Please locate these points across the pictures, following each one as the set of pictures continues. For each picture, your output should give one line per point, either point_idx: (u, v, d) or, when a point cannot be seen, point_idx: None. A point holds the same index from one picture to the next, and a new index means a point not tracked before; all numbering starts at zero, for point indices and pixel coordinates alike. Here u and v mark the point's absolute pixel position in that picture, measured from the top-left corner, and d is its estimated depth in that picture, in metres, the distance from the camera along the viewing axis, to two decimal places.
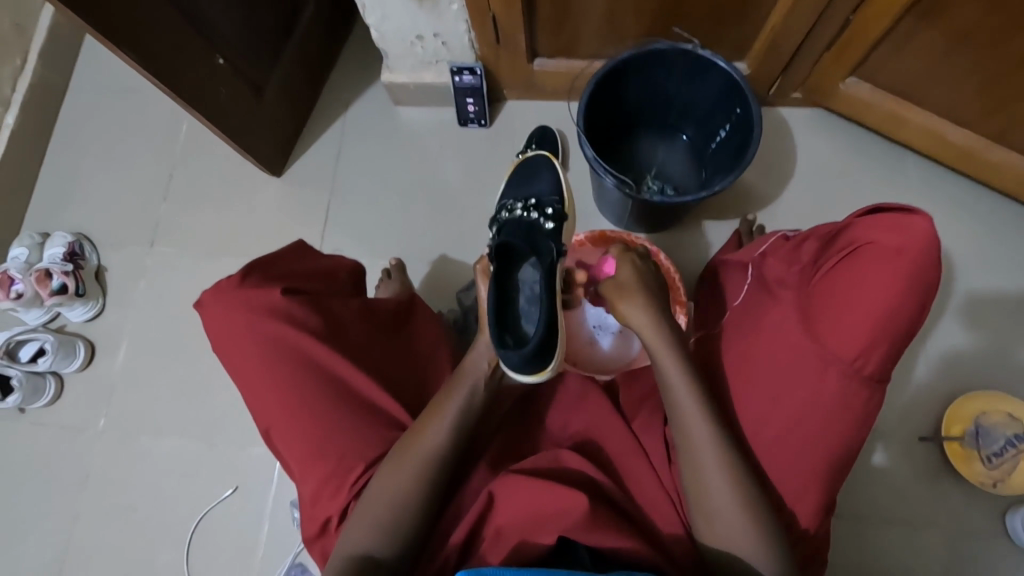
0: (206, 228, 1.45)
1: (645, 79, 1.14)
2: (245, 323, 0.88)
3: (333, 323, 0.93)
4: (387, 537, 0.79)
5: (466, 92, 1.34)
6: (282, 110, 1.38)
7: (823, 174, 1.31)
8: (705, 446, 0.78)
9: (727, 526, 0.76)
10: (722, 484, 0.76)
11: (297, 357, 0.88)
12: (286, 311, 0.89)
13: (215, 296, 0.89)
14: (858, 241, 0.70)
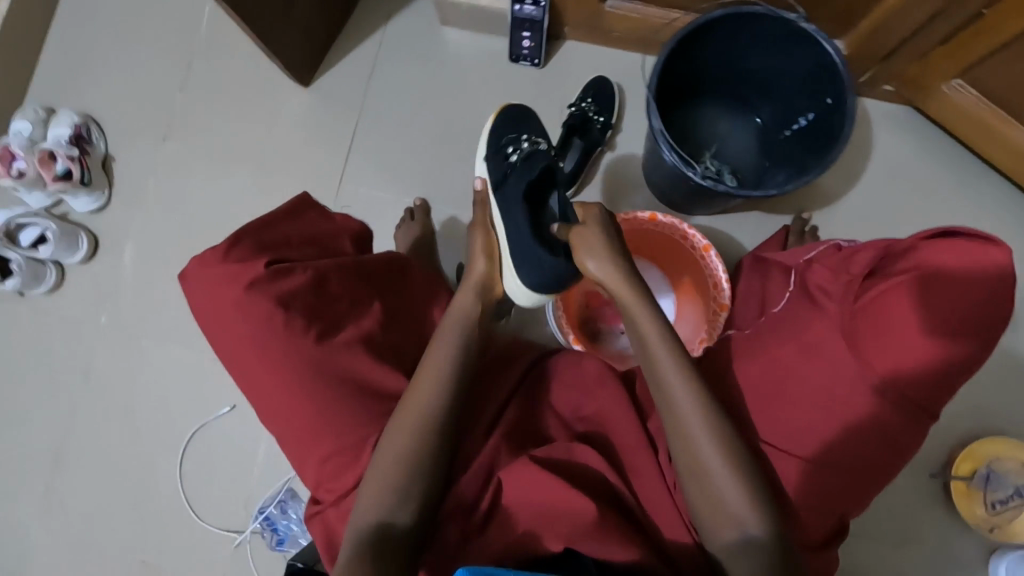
0: (223, 131, 1.35)
1: (730, 45, 1.00)
2: (226, 299, 0.83)
3: (321, 294, 0.86)
4: (399, 506, 0.76)
5: (524, 25, 1.20)
6: (316, 11, 1.24)
7: (895, 180, 1.20)
8: (692, 408, 0.76)
9: (719, 498, 0.73)
10: (707, 448, 0.74)
11: (281, 329, 0.83)
12: (267, 283, 0.83)
13: (199, 270, 0.86)
14: (931, 265, 0.70)
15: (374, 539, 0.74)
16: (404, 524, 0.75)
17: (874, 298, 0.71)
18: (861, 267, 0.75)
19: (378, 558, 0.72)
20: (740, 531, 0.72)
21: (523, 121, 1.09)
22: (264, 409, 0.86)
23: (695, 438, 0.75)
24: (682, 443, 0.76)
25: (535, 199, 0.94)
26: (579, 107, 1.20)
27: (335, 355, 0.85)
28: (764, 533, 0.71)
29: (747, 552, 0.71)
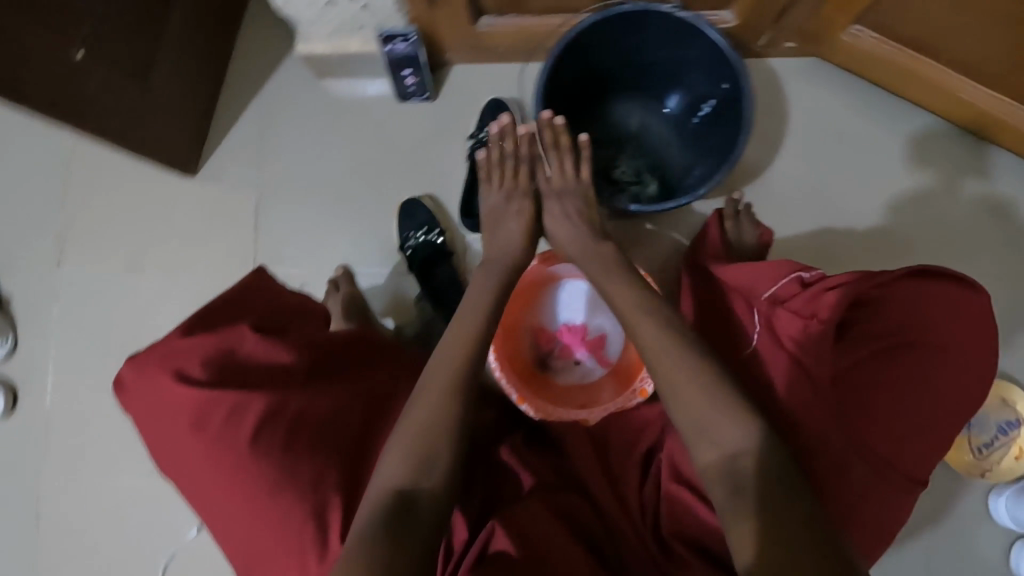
0: (119, 241, 1.26)
1: (614, 47, 0.96)
2: (169, 378, 0.75)
3: (270, 350, 0.80)
4: (421, 472, 0.70)
5: (403, 63, 1.12)
6: (183, 94, 1.14)
7: (821, 138, 1.15)
8: (659, 342, 0.77)
9: (706, 416, 0.70)
10: (682, 366, 0.74)
11: (235, 389, 0.75)
12: (217, 351, 0.78)
13: (137, 364, 0.77)
14: (904, 313, 0.81)
15: (398, 502, 0.68)
16: (434, 488, 0.70)
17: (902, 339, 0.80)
18: (834, 313, 0.78)
19: (408, 534, 0.66)
20: (726, 449, 0.68)
21: (416, 212, 1.16)
22: (217, 509, 0.76)
23: (660, 368, 0.75)
24: (665, 380, 0.74)
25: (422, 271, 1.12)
26: (478, 139, 1.15)
27: (296, 408, 0.77)
28: (753, 449, 0.67)
29: (744, 479, 0.66)
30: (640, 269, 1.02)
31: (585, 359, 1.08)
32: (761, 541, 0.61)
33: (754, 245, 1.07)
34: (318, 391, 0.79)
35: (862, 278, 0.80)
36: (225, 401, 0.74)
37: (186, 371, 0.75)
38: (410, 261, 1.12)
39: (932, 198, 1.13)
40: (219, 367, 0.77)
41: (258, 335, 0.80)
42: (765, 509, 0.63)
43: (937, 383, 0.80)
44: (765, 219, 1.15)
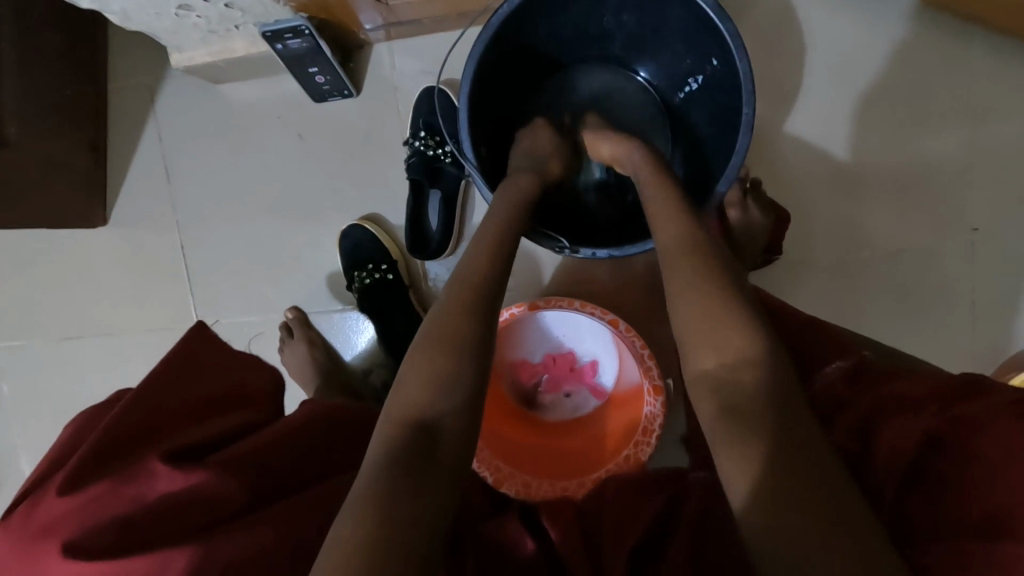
0: (47, 308, 1.12)
1: (566, 9, 0.72)
2: (48, 558, 0.50)
3: (190, 487, 0.54)
4: (444, 393, 0.54)
5: (304, 61, 0.88)
6: (56, 141, 0.95)
7: (850, 78, 0.90)
8: (677, 241, 0.55)
9: (708, 319, 0.49)
10: (697, 270, 0.52)
11: (143, 554, 0.50)
12: (113, 504, 0.52)
13: (11, 540, 0.52)
14: (1003, 458, 0.47)
15: (407, 453, 0.51)
16: (453, 423, 0.53)
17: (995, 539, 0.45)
18: (903, 439, 0.53)
19: (422, 483, 0.50)
20: (726, 374, 0.47)
21: (359, 243, 0.97)
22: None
23: (672, 273, 0.53)
24: (674, 281, 0.53)
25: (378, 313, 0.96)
26: (412, 147, 0.91)
27: (230, 562, 0.52)
28: (765, 380, 0.46)
29: (748, 409, 0.46)
30: (620, 320, 0.88)
31: (572, 396, 0.96)
32: (768, 480, 0.43)
33: (765, 241, 0.88)
34: (260, 524, 0.54)
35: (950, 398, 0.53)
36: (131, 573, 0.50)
37: (70, 542, 0.50)
38: (360, 302, 0.96)
39: (991, 139, 0.90)
40: (120, 525, 0.51)
41: (171, 468, 0.54)
42: (769, 464, 0.43)
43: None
44: (779, 193, 0.93)
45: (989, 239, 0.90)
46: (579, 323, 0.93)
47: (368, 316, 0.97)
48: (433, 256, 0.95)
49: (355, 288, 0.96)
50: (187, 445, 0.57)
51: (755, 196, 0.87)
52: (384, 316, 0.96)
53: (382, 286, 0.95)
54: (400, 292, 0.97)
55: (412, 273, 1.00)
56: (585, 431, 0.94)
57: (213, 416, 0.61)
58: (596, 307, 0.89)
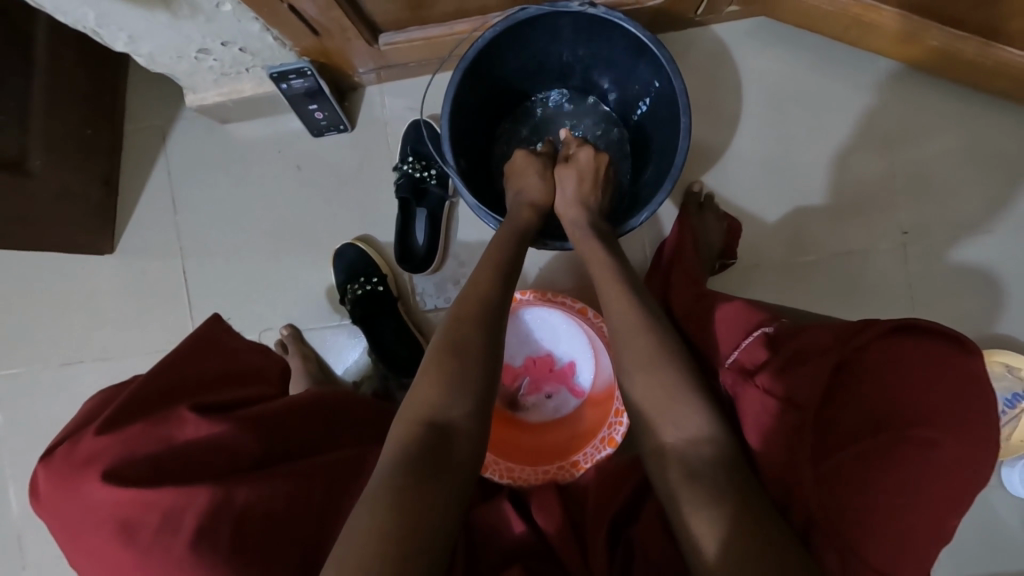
0: (49, 334, 1.17)
1: (529, 48, 0.85)
2: (91, 483, 0.59)
3: (215, 433, 0.66)
4: (462, 394, 0.65)
5: (305, 100, 0.99)
6: (73, 176, 1.04)
7: (781, 107, 1.03)
8: (624, 309, 0.68)
9: (661, 398, 0.61)
10: (643, 342, 0.64)
11: (171, 485, 0.60)
12: (147, 443, 0.63)
13: (60, 468, 0.61)
14: (891, 381, 0.58)
15: (413, 465, 0.60)
16: (464, 424, 0.64)
17: (888, 438, 0.57)
18: (818, 385, 0.59)
19: (435, 478, 0.60)
20: (678, 434, 0.59)
21: (354, 260, 1.06)
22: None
23: (626, 351, 0.65)
24: (625, 333, 0.66)
25: (370, 322, 1.03)
26: (402, 170, 1.02)
27: (240, 502, 0.63)
28: (716, 428, 0.59)
29: (700, 479, 0.56)
30: (588, 308, 0.96)
31: (554, 395, 1.02)
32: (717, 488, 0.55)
33: (723, 245, 0.98)
34: (266, 476, 0.66)
35: (845, 335, 0.60)
36: (157, 501, 0.59)
37: (111, 470, 0.60)
38: (352, 312, 1.03)
39: (910, 155, 1.02)
40: (152, 462, 0.62)
41: (200, 415, 0.66)
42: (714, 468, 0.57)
43: (946, 465, 0.56)
44: (730, 205, 1.04)
45: (916, 241, 1.02)
46: (555, 321, 1.00)
47: (360, 326, 1.04)
48: (421, 266, 1.04)
49: (349, 300, 1.04)
50: (213, 404, 0.70)
51: (709, 207, 0.99)
52: (376, 325, 1.03)
53: (374, 297, 1.03)
54: (389, 303, 1.04)
55: (401, 286, 1.08)
56: (567, 426, 1.00)
57: (230, 387, 0.75)
58: (573, 300, 0.96)
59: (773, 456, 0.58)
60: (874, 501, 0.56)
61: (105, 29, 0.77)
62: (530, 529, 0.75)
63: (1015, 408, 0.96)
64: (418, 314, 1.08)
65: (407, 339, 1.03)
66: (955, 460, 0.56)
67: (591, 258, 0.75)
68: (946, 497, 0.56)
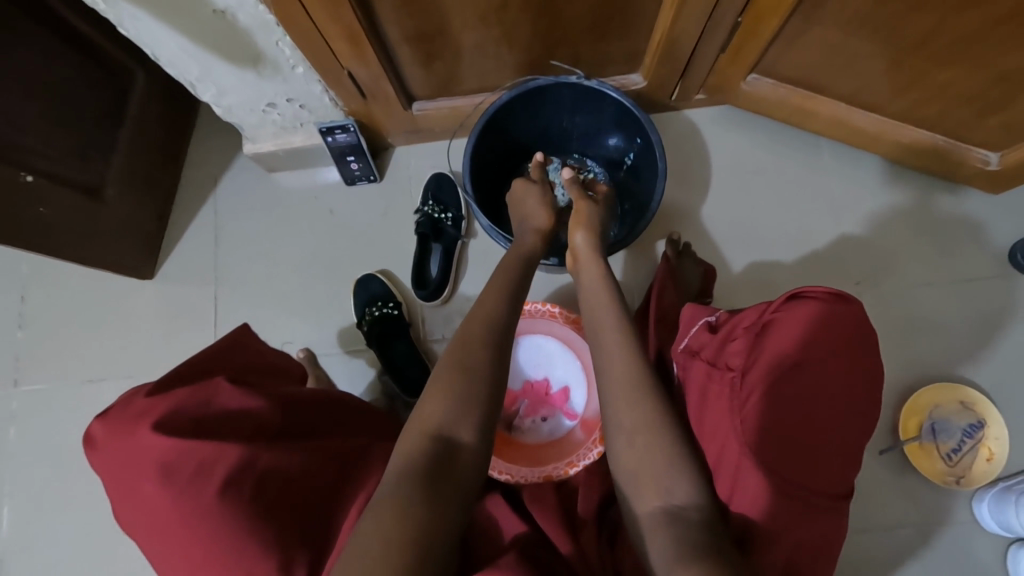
0: (77, 352, 1.25)
1: (536, 113, 1.07)
2: (140, 431, 0.67)
3: (245, 402, 0.75)
4: (471, 415, 0.69)
5: (345, 152, 1.18)
6: (133, 207, 1.19)
7: (743, 176, 1.23)
8: (620, 376, 0.72)
9: (652, 466, 0.66)
10: (641, 405, 0.69)
11: (206, 439, 0.67)
12: (190, 403, 0.71)
13: (114, 422, 0.68)
14: (807, 342, 0.65)
15: (433, 460, 0.65)
16: (472, 444, 0.68)
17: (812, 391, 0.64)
18: (745, 356, 0.67)
19: (439, 493, 0.63)
20: (666, 489, 0.64)
21: (374, 289, 1.19)
22: (182, 569, 0.66)
23: (624, 416, 0.69)
24: (601, 340, 0.78)
25: (384, 343, 1.14)
26: (423, 212, 1.18)
27: (264, 462, 0.69)
28: (699, 498, 0.64)
29: (698, 535, 0.60)
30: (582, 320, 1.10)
31: (549, 417, 1.08)
32: (696, 543, 0.59)
33: (701, 284, 1.12)
34: (289, 446, 0.74)
35: (760, 308, 0.69)
36: (199, 450, 0.66)
37: (161, 421, 0.67)
38: (368, 333, 1.14)
39: (855, 219, 1.20)
40: (193, 419, 0.69)
41: (235, 385, 0.76)
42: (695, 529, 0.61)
43: (850, 398, 0.65)
44: (705, 255, 1.20)
45: (867, 289, 1.16)
46: (552, 346, 1.11)
47: (374, 346, 1.14)
48: (433, 294, 1.17)
49: (365, 322, 1.15)
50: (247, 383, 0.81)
51: (686, 253, 1.14)
52: (388, 345, 1.14)
53: (389, 320, 1.14)
54: (402, 327, 1.16)
55: (413, 313, 1.20)
56: (561, 446, 1.05)
57: (257, 376, 0.85)
58: (571, 318, 1.10)
59: (721, 422, 0.66)
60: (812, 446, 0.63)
61: (202, 83, 0.97)
62: (527, 525, 0.80)
63: (972, 439, 1.05)
64: (427, 339, 1.19)
65: (415, 359, 1.14)
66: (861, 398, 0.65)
67: (588, 291, 0.84)
68: (863, 425, 0.66)
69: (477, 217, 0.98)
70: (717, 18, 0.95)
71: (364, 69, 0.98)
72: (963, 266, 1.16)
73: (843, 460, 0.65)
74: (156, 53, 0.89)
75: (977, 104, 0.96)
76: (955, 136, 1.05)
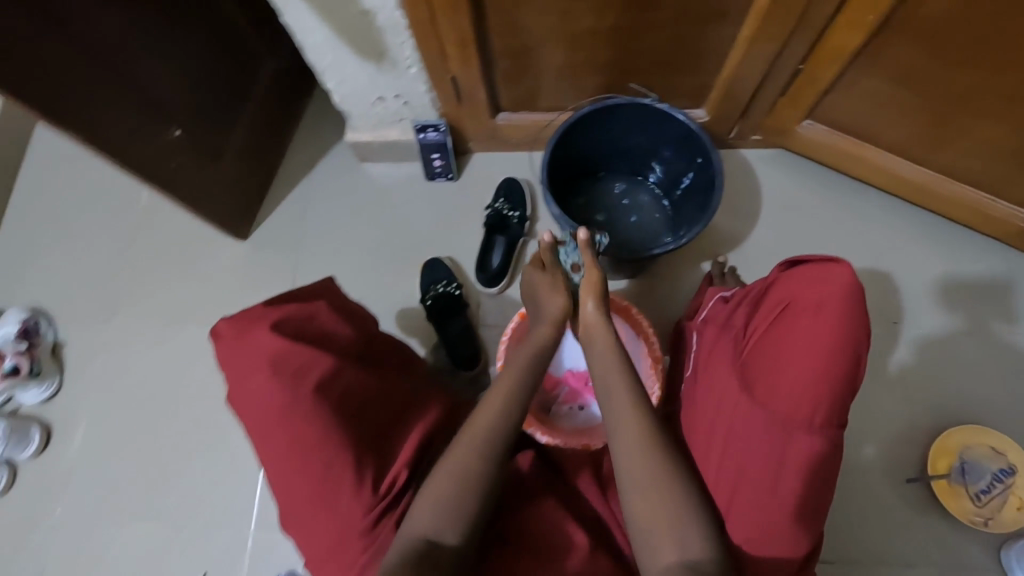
0: (169, 296, 1.41)
1: (607, 130, 1.20)
2: (261, 329, 0.78)
3: (338, 328, 0.87)
4: (457, 522, 0.72)
5: (432, 149, 1.34)
6: (243, 175, 1.37)
7: (789, 214, 1.32)
8: (635, 442, 0.78)
9: (661, 522, 0.72)
10: (654, 466, 0.76)
11: (311, 347, 0.79)
12: (299, 316, 0.83)
13: (236, 322, 0.80)
14: (789, 296, 0.75)
15: (419, 557, 0.68)
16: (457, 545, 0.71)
17: (783, 333, 0.74)
18: (744, 314, 0.83)
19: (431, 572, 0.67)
20: (678, 545, 0.70)
21: (439, 270, 1.31)
22: (276, 454, 0.76)
23: (635, 475, 0.76)
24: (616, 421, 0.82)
25: (443, 319, 1.26)
26: (494, 207, 1.32)
27: (348, 378, 0.81)
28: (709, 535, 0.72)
29: None
30: (633, 306, 1.13)
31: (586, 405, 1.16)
32: None
33: None
34: (369, 372, 0.85)
35: (766, 277, 0.83)
36: (301, 353, 0.78)
37: (276, 326, 0.79)
38: (431, 307, 1.26)
39: (897, 265, 1.26)
40: (299, 330, 0.82)
41: (333, 312, 0.88)
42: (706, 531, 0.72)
43: (818, 341, 0.71)
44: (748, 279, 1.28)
45: (905, 330, 1.21)
46: None
47: (434, 320, 1.25)
48: (492, 280, 1.29)
49: (429, 298, 1.27)
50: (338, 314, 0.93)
51: (729, 274, 1.23)
52: (447, 321, 1.26)
53: (450, 298, 1.27)
54: (461, 306, 1.26)
55: (470, 297, 1.32)
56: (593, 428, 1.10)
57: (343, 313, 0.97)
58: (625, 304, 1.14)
59: (716, 362, 0.83)
60: (778, 378, 0.73)
61: (329, 73, 1.14)
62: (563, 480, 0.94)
63: (1004, 482, 1.07)
64: (480, 322, 1.30)
65: (470, 337, 1.25)
66: (834, 346, 0.70)
67: (602, 363, 0.88)
68: (835, 372, 0.70)
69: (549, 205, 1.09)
70: (781, 63, 1.07)
71: (465, 74, 1.13)
72: (1001, 320, 1.21)
73: (813, 399, 0.71)
74: (302, 41, 1.07)
75: (1020, 160, 1.04)
76: (996, 192, 1.13)
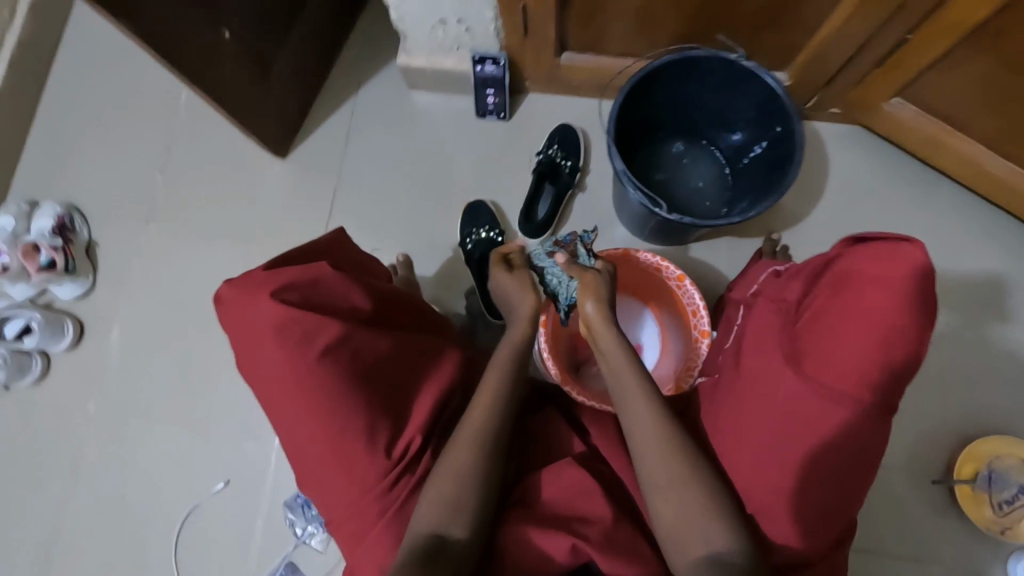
0: (204, 208, 1.38)
1: (680, 87, 1.12)
2: (260, 298, 0.75)
3: (345, 290, 0.84)
4: (456, 513, 0.72)
5: (488, 83, 1.26)
6: (287, 89, 1.31)
7: (855, 198, 1.25)
8: (653, 446, 0.76)
9: (686, 520, 0.72)
10: (675, 467, 0.75)
11: (314, 313, 0.76)
12: (302, 281, 0.79)
13: (236, 287, 0.77)
14: (852, 273, 0.73)
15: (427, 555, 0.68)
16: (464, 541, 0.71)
17: (840, 308, 0.71)
18: (798, 288, 0.81)
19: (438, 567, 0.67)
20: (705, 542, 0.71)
21: (482, 215, 1.29)
22: (288, 419, 0.77)
23: (658, 475, 0.76)
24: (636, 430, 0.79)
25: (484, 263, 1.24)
26: (547, 154, 1.28)
27: (356, 341, 0.79)
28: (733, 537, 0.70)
29: None
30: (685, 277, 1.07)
31: None
32: None
33: None
34: (379, 333, 0.83)
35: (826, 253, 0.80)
36: (305, 321, 0.75)
37: (276, 293, 0.76)
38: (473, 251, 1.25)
39: (958, 266, 1.21)
40: (303, 295, 0.78)
41: (338, 273, 0.84)
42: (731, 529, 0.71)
43: (879, 319, 0.68)
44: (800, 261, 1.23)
45: (954, 332, 1.18)
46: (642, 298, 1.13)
47: (474, 264, 1.24)
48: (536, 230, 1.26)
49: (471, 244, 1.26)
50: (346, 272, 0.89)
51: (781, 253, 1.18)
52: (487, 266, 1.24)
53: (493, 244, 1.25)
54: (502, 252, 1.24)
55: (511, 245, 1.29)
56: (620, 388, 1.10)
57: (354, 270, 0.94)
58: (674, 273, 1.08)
59: (762, 333, 0.81)
60: (830, 354, 0.70)
61: None
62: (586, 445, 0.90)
63: None
64: None
65: None
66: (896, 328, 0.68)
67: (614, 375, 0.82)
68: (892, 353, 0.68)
69: (614, 159, 1.02)
70: (887, 28, 0.97)
71: (538, 5, 1.05)
72: None
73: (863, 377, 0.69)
74: None
75: None
76: None
